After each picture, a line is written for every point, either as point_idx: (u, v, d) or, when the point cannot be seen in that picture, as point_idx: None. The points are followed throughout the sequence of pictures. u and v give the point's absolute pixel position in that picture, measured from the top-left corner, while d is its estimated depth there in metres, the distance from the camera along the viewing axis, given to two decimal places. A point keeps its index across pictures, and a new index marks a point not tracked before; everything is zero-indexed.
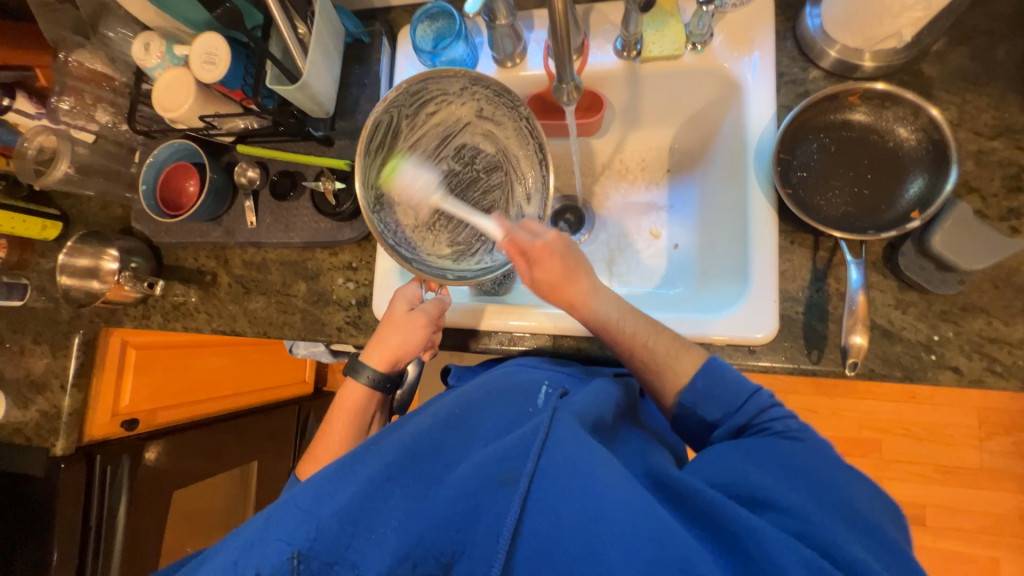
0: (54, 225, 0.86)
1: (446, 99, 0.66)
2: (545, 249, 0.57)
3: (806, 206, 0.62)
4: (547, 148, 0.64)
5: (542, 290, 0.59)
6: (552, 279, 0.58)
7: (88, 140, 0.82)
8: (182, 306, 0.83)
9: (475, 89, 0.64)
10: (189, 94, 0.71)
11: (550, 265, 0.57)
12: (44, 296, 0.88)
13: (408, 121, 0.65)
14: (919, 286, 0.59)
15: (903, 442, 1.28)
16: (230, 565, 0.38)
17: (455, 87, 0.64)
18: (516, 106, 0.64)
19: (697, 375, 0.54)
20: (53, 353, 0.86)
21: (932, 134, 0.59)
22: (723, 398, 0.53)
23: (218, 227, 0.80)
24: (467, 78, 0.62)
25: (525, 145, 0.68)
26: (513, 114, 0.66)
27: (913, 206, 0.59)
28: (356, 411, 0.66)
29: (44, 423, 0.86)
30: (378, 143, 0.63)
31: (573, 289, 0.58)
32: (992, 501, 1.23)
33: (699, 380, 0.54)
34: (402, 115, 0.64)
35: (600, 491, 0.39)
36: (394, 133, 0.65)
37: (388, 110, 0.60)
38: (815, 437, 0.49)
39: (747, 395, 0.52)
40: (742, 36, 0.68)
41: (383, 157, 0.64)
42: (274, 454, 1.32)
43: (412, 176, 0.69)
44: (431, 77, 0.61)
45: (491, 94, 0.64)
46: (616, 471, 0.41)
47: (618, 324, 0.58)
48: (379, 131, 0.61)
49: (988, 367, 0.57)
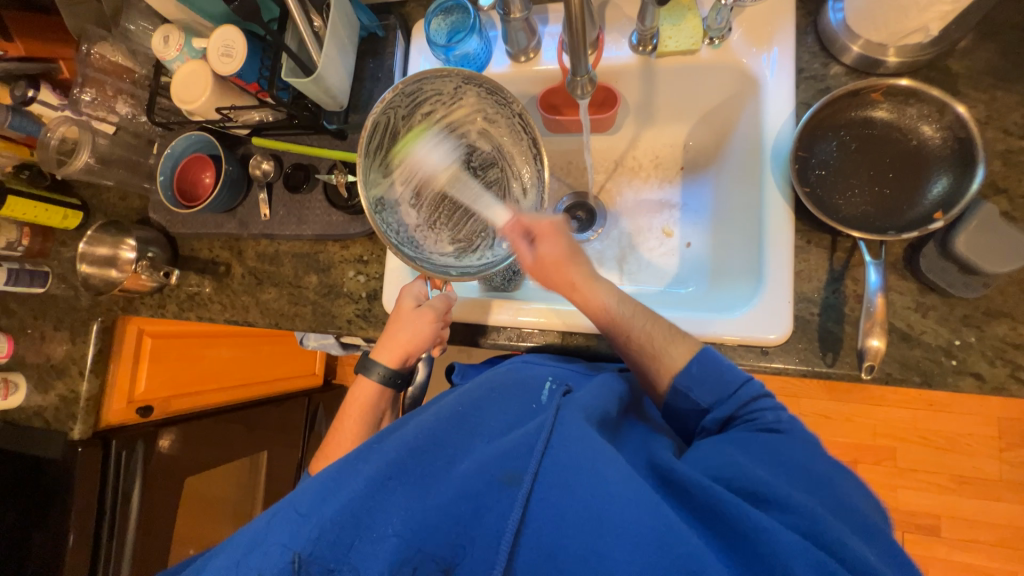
0: (74, 214, 0.88)
1: (441, 100, 0.66)
2: (553, 229, 0.59)
3: (823, 206, 0.61)
4: (542, 142, 0.65)
5: (547, 265, 0.59)
6: (559, 256, 0.59)
7: (108, 131, 0.84)
8: (197, 296, 0.84)
9: (467, 88, 0.64)
10: (206, 86, 0.72)
11: (551, 246, 0.59)
12: (65, 283, 0.90)
13: (404, 122, 0.65)
14: (941, 289, 0.57)
15: (919, 450, 1.25)
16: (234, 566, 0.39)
17: (449, 87, 0.64)
18: (508, 103, 0.64)
19: (691, 361, 0.54)
20: (72, 339, 0.89)
21: (958, 132, 0.57)
22: (716, 384, 0.53)
23: (232, 219, 0.81)
24: (460, 77, 0.62)
25: (520, 142, 0.69)
26: (507, 111, 0.66)
27: (936, 206, 0.57)
28: (366, 409, 0.66)
29: (63, 407, 0.88)
30: (376, 145, 0.63)
31: (575, 268, 0.59)
32: (1011, 514, 1.20)
33: (693, 367, 0.54)
34: (399, 117, 0.64)
35: (600, 491, 0.39)
36: (392, 135, 0.65)
37: (386, 111, 0.60)
38: (801, 429, 0.49)
39: (739, 384, 0.52)
40: (761, 32, 0.67)
41: (381, 160, 0.65)
42: (284, 444, 1.34)
43: (410, 177, 0.69)
44: (426, 78, 0.61)
45: (484, 92, 0.64)
46: (618, 468, 0.40)
47: (617, 310, 0.58)
48: (377, 132, 0.62)
49: (1012, 374, 0.55)
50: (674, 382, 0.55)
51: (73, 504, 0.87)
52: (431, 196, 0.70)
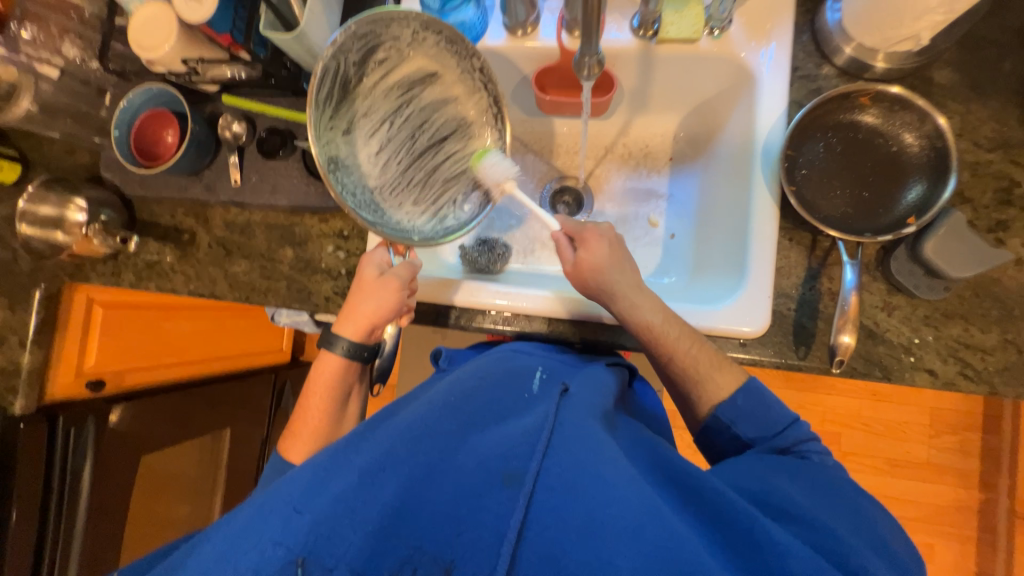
0: (11, 167, 0.79)
1: (396, 47, 0.61)
2: (595, 235, 0.63)
3: (807, 204, 0.63)
4: (503, 102, 0.63)
5: (584, 269, 0.62)
6: (601, 263, 0.61)
7: (51, 75, 0.75)
8: (157, 265, 0.78)
9: (427, 35, 0.60)
10: (170, 33, 0.65)
11: (594, 249, 0.62)
12: (0, 244, 0.81)
13: (357, 70, 0.60)
14: (905, 290, 0.61)
15: (859, 436, 1.35)
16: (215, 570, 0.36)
17: (406, 32, 0.59)
18: (471, 56, 0.60)
19: (738, 393, 0.56)
20: (11, 306, 0.81)
21: (935, 141, 0.59)
22: (756, 426, 0.54)
23: (198, 182, 0.75)
24: (418, 22, 0.58)
25: (479, 100, 0.64)
26: (466, 65, 0.62)
27: (910, 212, 0.60)
28: (332, 383, 0.64)
29: (3, 379, 0.81)
30: (327, 95, 0.57)
31: (613, 278, 0.61)
32: (932, 492, 1.33)
33: (740, 398, 0.55)
34: (350, 65, 0.58)
35: (604, 493, 0.40)
36: (344, 84, 0.59)
37: (336, 56, 0.55)
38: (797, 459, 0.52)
39: (784, 426, 0.54)
40: (760, 27, 0.67)
41: (332, 113, 0.59)
42: (248, 422, 1.29)
43: (367, 135, 0.63)
44: (382, 18, 0.56)
45: (443, 42, 0.60)
46: (619, 471, 0.41)
47: (661, 329, 0.59)
48: (327, 80, 0.56)
49: (961, 371, 0.60)
50: (716, 416, 0.56)
51: (15, 484, 0.81)
52: (391, 156, 0.64)
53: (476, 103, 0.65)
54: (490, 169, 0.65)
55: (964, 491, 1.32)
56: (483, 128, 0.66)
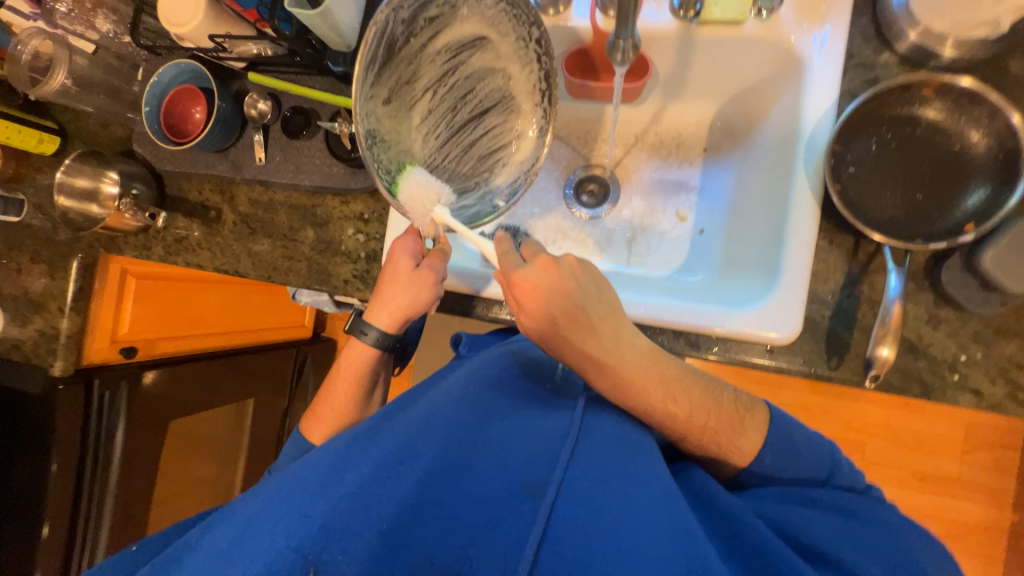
0: (51, 139, 0.81)
1: (450, 3, 0.58)
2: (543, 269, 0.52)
3: (853, 205, 0.58)
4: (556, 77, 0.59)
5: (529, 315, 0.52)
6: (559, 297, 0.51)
7: (87, 50, 0.77)
8: (185, 240, 0.80)
9: None
10: (199, 10, 0.65)
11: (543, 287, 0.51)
12: (42, 214, 0.85)
13: (405, 27, 0.57)
14: (956, 303, 0.56)
15: (885, 446, 1.30)
16: (228, 554, 0.37)
17: None
18: (529, 22, 0.57)
19: (765, 448, 0.53)
20: (51, 274, 0.85)
21: (1006, 140, 0.54)
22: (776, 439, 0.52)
23: (224, 160, 0.75)
24: None
25: (529, 76, 0.62)
26: (522, 30, 0.59)
27: (970, 217, 0.55)
28: (359, 372, 0.66)
29: (42, 342, 0.86)
30: (372, 56, 0.55)
31: (613, 287, 0.55)
32: (962, 510, 1.27)
33: (767, 453, 0.53)
34: (400, 22, 0.56)
35: (629, 516, 0.39)
36: (390, 44, 0.57)
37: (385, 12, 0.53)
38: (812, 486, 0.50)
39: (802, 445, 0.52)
40: (814, 8, 0.62)
41: (376, 78, 0.57)
42: (271, 394, 1.33)
43: (409, 106, 0.62)
44: None
45: (502, 7, 0.57)
46: (644, 495, 0.41)
47: None
48: (376, 39, 0.54)
49: (1010, 394, 0.56)
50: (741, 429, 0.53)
51: (55, 440, 0.86)
52: (430, 127, 0.62)
53: (524, 78, 0.63)
54: (531, 149, 0.63)
55: (996, 510, 1.26)
56: (529, 104, 0.64)
